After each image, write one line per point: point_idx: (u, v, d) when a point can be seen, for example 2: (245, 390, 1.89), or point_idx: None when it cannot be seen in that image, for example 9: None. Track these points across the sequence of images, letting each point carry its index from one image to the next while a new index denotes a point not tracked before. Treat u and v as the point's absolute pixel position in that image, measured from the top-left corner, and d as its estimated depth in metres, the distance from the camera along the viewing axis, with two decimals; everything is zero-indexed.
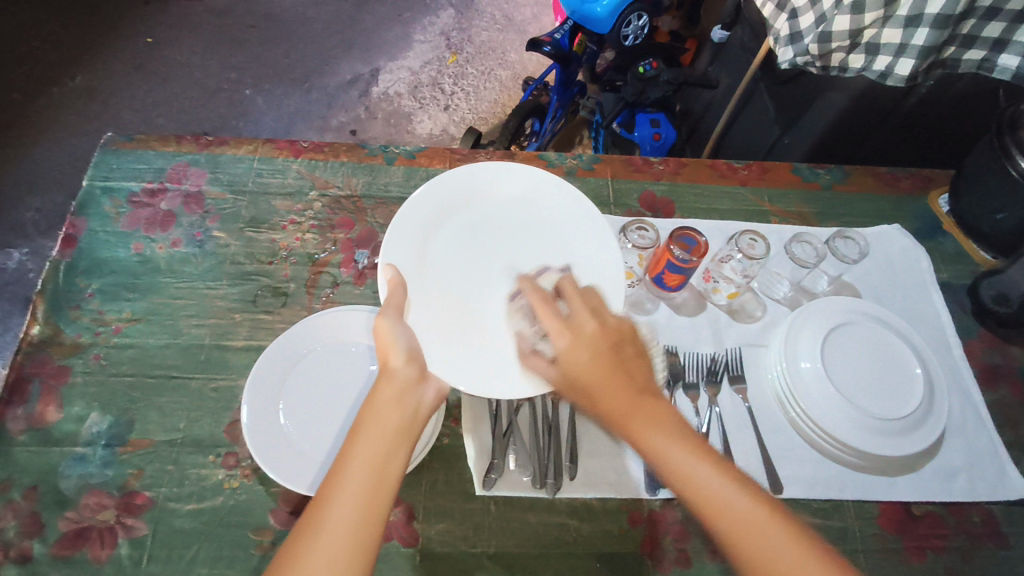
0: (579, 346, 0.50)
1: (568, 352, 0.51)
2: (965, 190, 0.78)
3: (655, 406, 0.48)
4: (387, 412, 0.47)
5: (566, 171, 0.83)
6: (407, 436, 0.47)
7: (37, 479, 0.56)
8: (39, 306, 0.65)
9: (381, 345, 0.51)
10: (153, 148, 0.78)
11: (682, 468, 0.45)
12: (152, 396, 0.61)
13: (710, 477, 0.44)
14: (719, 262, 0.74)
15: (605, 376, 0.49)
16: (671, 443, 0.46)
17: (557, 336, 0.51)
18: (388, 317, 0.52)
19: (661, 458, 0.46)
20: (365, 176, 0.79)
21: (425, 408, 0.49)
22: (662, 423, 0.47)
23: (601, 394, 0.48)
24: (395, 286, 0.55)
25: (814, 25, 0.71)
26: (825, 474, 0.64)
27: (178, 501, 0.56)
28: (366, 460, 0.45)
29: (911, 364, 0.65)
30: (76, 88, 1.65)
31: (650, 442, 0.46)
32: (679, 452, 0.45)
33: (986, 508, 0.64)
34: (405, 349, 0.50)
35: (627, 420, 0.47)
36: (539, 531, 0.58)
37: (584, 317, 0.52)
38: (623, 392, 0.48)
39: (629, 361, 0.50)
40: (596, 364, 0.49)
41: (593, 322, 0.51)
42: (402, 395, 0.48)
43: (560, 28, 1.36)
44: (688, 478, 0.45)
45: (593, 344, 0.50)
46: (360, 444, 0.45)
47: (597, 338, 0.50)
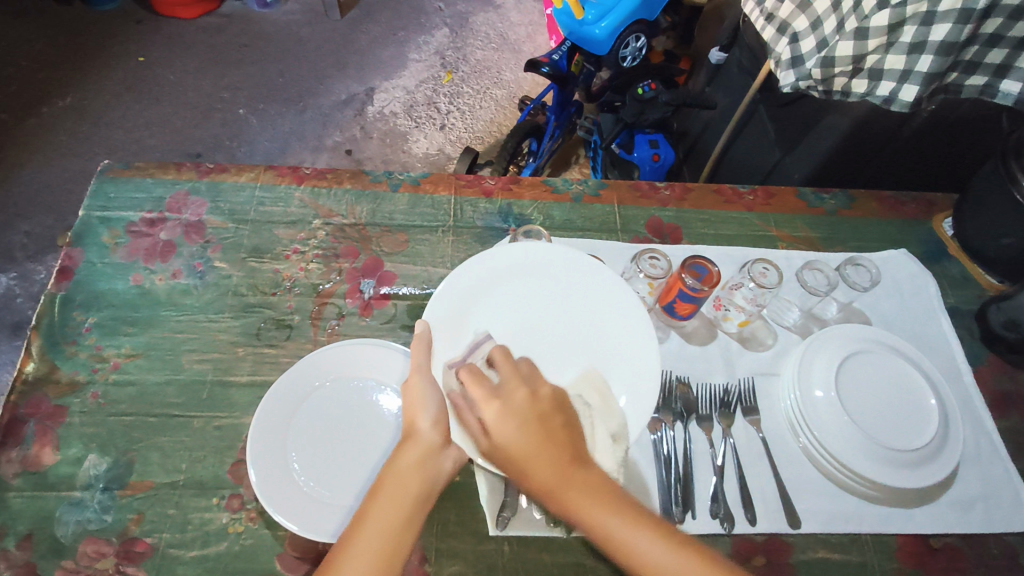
0: (507, 421, 0.49)
1: (500, 428, 0.49)
2: (969, 214, 0.78)
3: (591, 476, 0.48)
4: (407, 479, 0.49)
5: (573, 197, 0.82)
6: (424, 503, 0.49)
7: (33, 527, 0.54)
8: (34, 342, 0.63)
9: (411, 404, 0.52)
10: (151, 176, 0.77)
11: (620, 542, 0.46)
12: (153, 436, 0.59)
13: (653, 549, 0.46)
14: (731, 290, 0.73)
15: (542, 453, 0.48)
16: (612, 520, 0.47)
17: (486, 409, 0.49)
18: (418, 378, 0.53)
19: (593, 528, 0.47)
20: (370, 203, 0.78)
21: (443, 476, 0.51)
22: (605, 501, 0.47)
23: (535, 472, 0.48)
24: (420, 344, 0.55)
25: (815, 49, 0.72)
26: (843, 506, 0.62)
27: (180, 547, 0.54)
28: (380, 526, 0.47)
29: (926, 395, 0.64)
30: (66, 108, 1.62)
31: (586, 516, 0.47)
32: (623, 528, 0.46)
33: (1005, 539, 0.63)
34: (433, 412, 0.52)
35: (557, 491, 0.47)
36: (555, 572, 0.56)
37: (512, 387, 0.50)
38: (559, 462, 0.48)
39: (560, 432, 0.49)
40: (526, 440, 0.48)
41: (522, 393, 0.50)
42: (422, 462, 0.50)
43: (557, 49, 1.36)
44: (623, 546, 0.46)
45: (527, 417, 0.49)
46: (375, 509, 0.48)
47: (527, 411, 0.49)
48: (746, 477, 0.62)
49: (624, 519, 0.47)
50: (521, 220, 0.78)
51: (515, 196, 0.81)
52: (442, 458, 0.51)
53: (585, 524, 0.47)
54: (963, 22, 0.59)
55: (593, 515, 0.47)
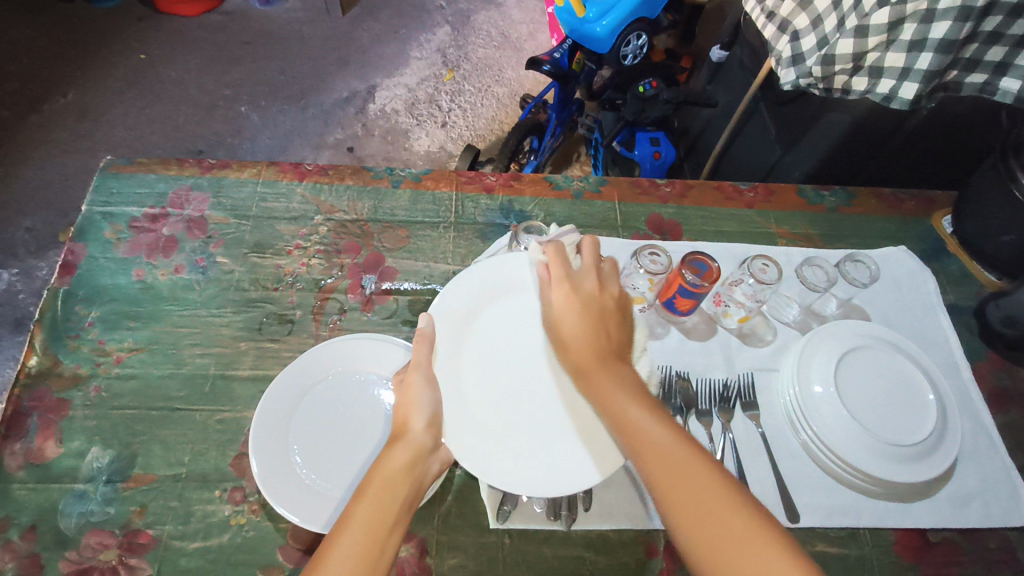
0: (572, 301, 0.57)
1: (562, 309, 0.57)
2: (969, 211, 0.78)
3: (625, 370, 0.54)
4: (397, 478, 0.51)
5: (573, 194, 0.82)
6: (411, 501, 0.51)
7: (36, 518, 0.54)
8: (37, 336, 0.63)
9: (407, 407, 0.54)
10: (153, 171, 0.77)
11: (634, 423, 0.50)
12: (156, 429, 0.59)
13: (657, 433, 0.49)
14: (731, 286, 0.73)
15: (590, 336, 0.56)
16: (631, 402, 0.51)
17: (557, 287, 0.58)
18: (418, 376, 0.55)
19: (611, 403, 0.52)
20: (371, 200, 0.78)
21: (429, 478, 0.54)
22: (631, 389, 0.52)
23: (585, 347, 0.55)
24: (422, 342, 0.56)
25: (815, 47, 0.72)
26: (841, 500, 0.63)
27: (183, 539, 0.54)
28: (367, 522, 0.48)
29: (924, 390, 0.64)
30: (67, 105, 1.63)
31: (609, 393, 0.52)
32: (641, 411, 0.51)
33: (1003, 533, 0.63)
34: (427, 414, 0.54)
35: (591, 372, 0.54)
36: (555, 565, 0.57)
37: (585, 276, 0.59)
38: (601, 350, 0.55)
39: (610, 323, 0.57)
40: (582, 320, 0.56)
41: (592, 282, 0.58)
42: (412, 463, 0.52)
43: (559, 47, 1.35)
44: (632, 425, 0.50)
45: (590, 303, 0.57)
46: (363, 506, 0.49)
47: (591, 298, 0.57)
48: (745, 472, 0.63)
49: (643, 407, 0.51)
50: (522, 216, 0.79)
51: (516, 193, 0.81)
52: (430, 460, 0.54)
53: (606, 401, 0.52)
54: (963, 20, 0.58)
55: (614, 395, 0.52)
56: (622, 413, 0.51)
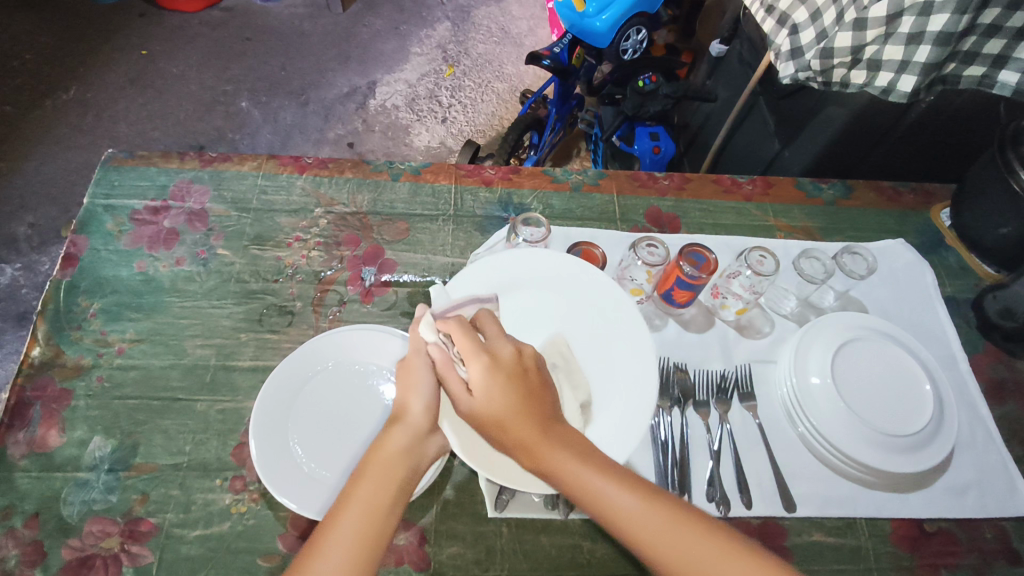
0: (496, 378, 0.49)
1: (486, 385, 0.49)
2: (968, 204, 0.78)
3: (572, 435, 0.50)
4: (394, 462, 0.51)
5: (572, 187, 0.82)
6: (408, 483, 0.51)
7: (39, 506, 0.54)
8: (40, 327, 0.64)
9: (406, 388, 0.54)
10: (155, 164, 0.77)
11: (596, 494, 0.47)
12: (157, 418, 0.60)
13: (630, 500, 0.47)
14: (729, 278, 0.73)
15: (528, 409, 0.49)
16: (598, 479, 0.47)
17: (473, 363, 0.50)
18: (419, 360, 0.54)
19: (574, 482, 0.48)
20: (371, 192, 0.78)
21: (426, 461, 0.52)
22: (583, 458, 0.48)
23: (515, 427, 0.48)
24: (417, 326, 0.56)
25: (814, 41, 0.72)
26: (838, 491, 0.63)
27: (185, 527, 0.55)
28: (364, 505, 0.48)
29: (921, 380, 0.64)
30: (70, 101, 1.63)
31: (569, 475, 0.48)
32: (598, 480, 0.47)
33: (999, 524, 0.64)
34: (427, 397, 0.53)
35: (540, 451, 0.48)
36: (553, 554, 0.57)
37: (499, 342, 0.51)
38: (542, 425, 0.49)
39: (540, 389, 0.51)
40: (510, 398, 0.49)
41: (508, 347, 0.51)
42: (409, 449, 0.52)
43: (559, 42, 1.36)
44: (602, 503, 0.47)
45: (512, 372, 0.50)
46: (361, 489, 0.49)
47: (512, 367, 0.50)
48: (742, 462, 0.63)
49: (600, 473, 0.48)
50: (521, 209, 0.79)
51: (515, 186, 0.81)
52: (427, 443, 0.53)
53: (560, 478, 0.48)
54: (961, 13, 0.59)
55: (572, 473, 0.48)
56: (592, 492, 0.47)
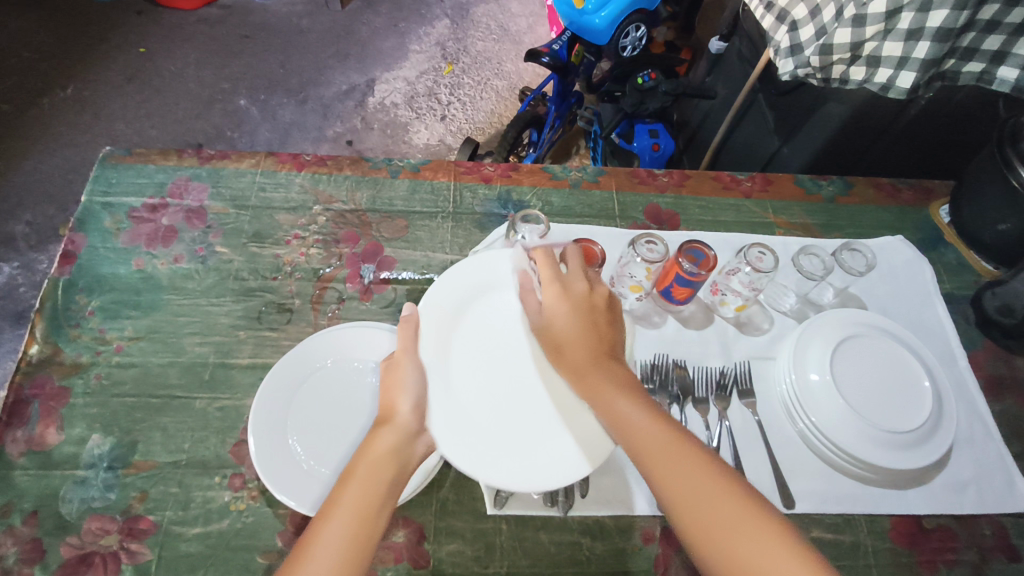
0: (563, 303, 0.57)
1: (555, 308, 0.57)
2: (967, 200, 0.78)
3: (618, 368, 0.55)
4: (382, 463, 0.52)
5: (571, 184, 0.82)
6: (397, 484, 0.51)
7: (38, 504, 0.54)
8: (38, 325, 0.64)
9: (393, 389, 0.55)
10: (153, 162, 0.77)
11: (620, 415, 0.51)
12: (156, 416, 0.60)
13: (646, 425, 0.51)
14: (728, 274, 0.72)
15: (583, 337, 0.56)
16: (630, 406, 0.52)
17: (549, 289, 0.58)
18: (405, 362, 0.55)
19: (608, 405, 0.52)
20: (369, 189, 0.78)
21: (414, 462, 0.53)
22: (620, 385, 0.53)
23: (572, 350, 0.56)
24: (407, 327, 0.58)
25: (814, 37, 0.72)
26: (837, 488, 0.63)
27: (184, 524, 0.55)
28: (353, 505, 0.49)
29: (920, 377, 0.64)
30: (67, 99, 1.63)
31: (605, 398, 0.53)
32: (626, 405, 0.52)
33: (997, 520, 0.64)
34: (414, 398, 0.54)
35: (586, 372, 0.54)
36: (552, 551, 0.57)
37: (576, 277, 0.58)
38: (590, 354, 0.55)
39: (603, 324, 0.57)
40: (573, 324, 0.56)
41: (583, 283, 0.58)
42: (396, 449, 0.53)
43: (557, 39, 1.36)
44: (625, 424, 0.51)
45: (579, 304, 0.57)
46: (349, 491, 0.50)
47: (581, 299, 0.57)
48: (741, 459, 0.63)
49: (631, 400, 0.52)
50: (519, 206, 0.79)
51: (514, 183, 0.81)
52: (415, 443, 0.53)
53: (597, 396, 0.53)
54: (960, 9, 0.59)
55: (607, 398, 0.52)
56: (619, 415, 0.51)
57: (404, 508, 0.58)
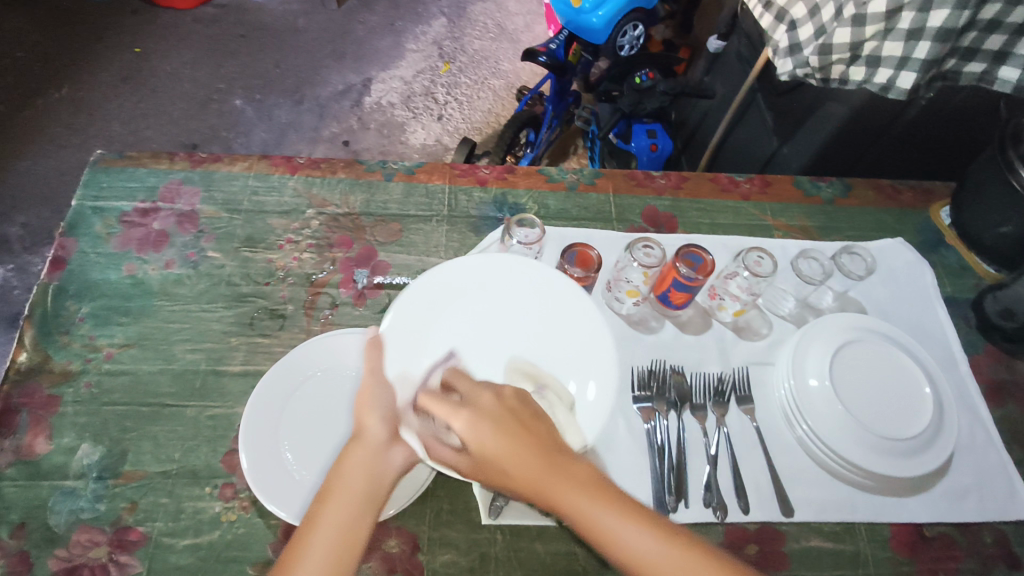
0: (482, 426, 0.46)
1: (475, 433, 0.45)
2: (968, 202, 0.77)
3: (574, 465, 0.46)
4: (354, 481, 0.48)
5: (568, 186, 0.81)
6: (371, 504, 0.47)
7: (26, 516, 0.54)
8: (27, 332, 0.63)
9: (363, 405, 0.51)
10: (144, 165, 0.76)
11: (610, 534, 0.43)
12: (146, 425, 0.59)
13: (646, 540, 0.43)
14: (726, 279, 0.72)
15: (523, 446, 0.45)
16: (620, 521, 0.44)
17: (455, 420, 0.46)
18: (374, 382, 0.52)
19: (582, 521, 0.44)
20: (363, 192, 0.77)
21: (391, 475, 0.49)
22: (595, 494, 0.44)
23: (515, 469, 0.45)
24: (374, 349, 0.54)
25: (814, 36, 0.71)
26: (836, 496, 0.62)
27: (174, 536, 0.54)
28: (325, 543, 0.45)
29: (921, 384, 0.63)
30: (61, 99, 1.62)
31: (579, 512, 0.44)
32: (615, 520, 0.44)
33: (999, 528, 0.63)
34: (384, 412, 0.51)
35: (543, 487, 0.44)
36: (548, 561, 0.56)
37: (478, 391, 0.48)
38: (542, 458, 0.45)
39: (532, 425, 0.47)
40: (503, 441, 0.45)
41: (489, 394, 0.48)
42: (369, 463, 0.48)
43: (554, 39, 1.35)
44: (611, 542, 0.43)
45: (498, 416, 0.46)
46: (322, 517, 0.46)
47: (497, 412, 0.47)
48: (739, 466, 0.62)
49: (619, 512, 0.44)
50: (515, 209, 0.78)
51: (510, 185, 0.80)
52: (388, 454, 0.49)
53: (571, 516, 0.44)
54: (961, 8, 0.58)
55: (587, 511, 0.44)
56: (602, 532, 0.43)
57: (398, 517, 0.57)
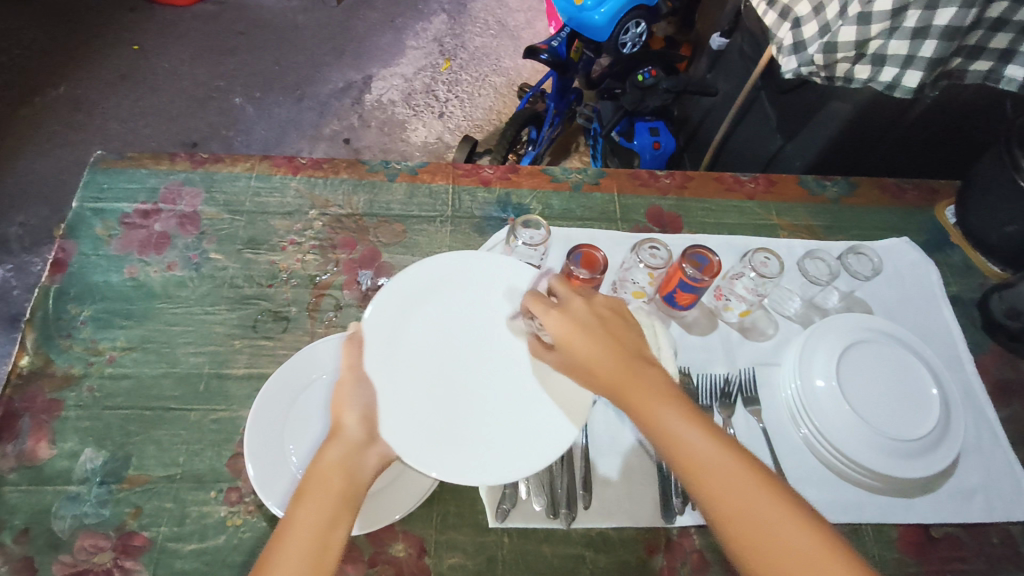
0: (571, 326, 0.51)
1: (566, 334, 0.51)
2: (973, 201, 0.77)
3: (653, 377, 0.50)
4: (330, 478, 0.47)
5: (572, 186, 0.81)
6: (349, 503, 0.47)
7: (29, 521, 0.53)
8: (29, 336, 0.62)
9: (338, 403, 0.50)
10: (145, 166, 0.76)
11: (668, 430, 0.48)
12: (150, 429, 0.58)
13: (699, 443, 0.47)
14: (732, 279, 0.72)
15: (605, 350, 0.50)
16: (680, 421, 0.48)
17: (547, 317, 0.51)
18: (351, 380, 0.51)
19: (645, 415, 0.48)
20: (366, 193, 0.77)
21: (367, 474, 0.48)
22: (662, 398, 0.49)
23: (597, 366, 0.50)
24: (352, 346, 0.52)
25: (817, 35, 0.69)
26: (844, 497, 0.62)
27: (179, 541, 0.54)
28: (301, 538, 0.45)
29: (927, 384, 0.63)
30: (60, 98, 1.61)
31: (647, 412, 0.48)
32: (677, 420, 0.48)
33: (1005, 528, 0.63)
34: (359, 410, 0.49)
35: (617, 383, 0.49)
36: (555, 564, 0.56)
37: (571, 298, 0.53)
38: (625, 364, 0.50)
39: (619, 333, 0.51)
40: (590, 341, 0.50)
41: (581, 302, 0.52)
42: (345, 460, 0.48)
43: (556, 36, 1.34)
44: (673, 439, 0.47)
45: (586, 322, 0.51)
46: (301, 513, 0.46)
47: (588, 318, 0.51)
48: None
49: (681, 414, 0.48)
50: (519, 210, 0.78)
51: (513, 185, 0.80)
52: (365, 454, 0.48)
53: (638, 408, 0.49)
54: (968, 7, 0.58)
55: (651, 409, 0.48)
56: (665, 430, 0.48)
57: (403, 521, 0.57)
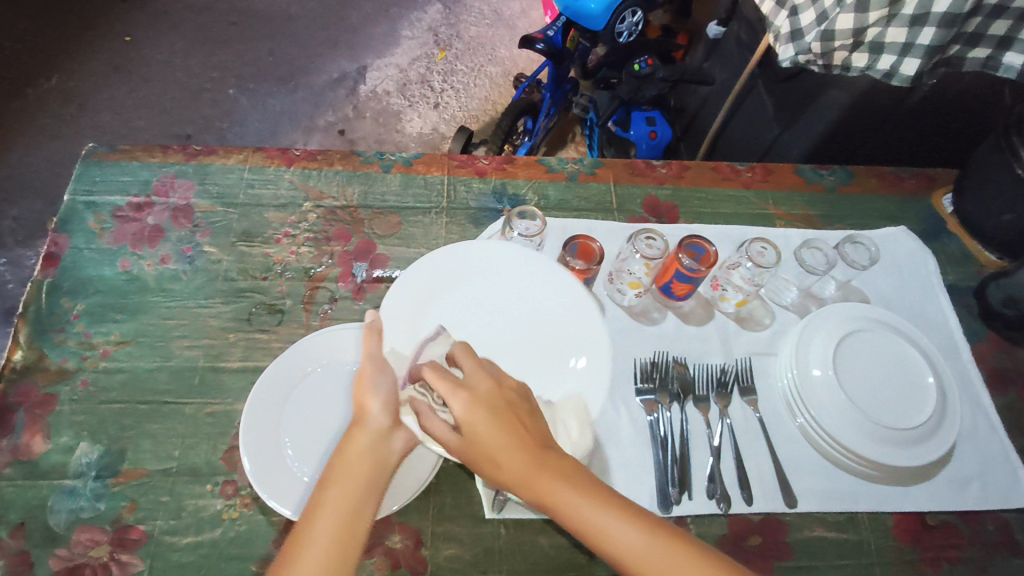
0: (476, 409, 0.45)
1: (468, 419, 0.45)
2: (970, 189, 0.77)
3: (564, 461, 0.46)
4: (356, 464, 0.47)
5: (568, 176, 0.80)
6: (375, 487, 0.47)
7: (24, 516, 0.53)
8: (22, 330, 0.62)
9: (361, 388, 0.51)
10: (138, 158, 0.75)
11: (599, 530, 0.43)
12: (144, 423, 0.58)
13: (636, 540, 0.43)
14: (729, 269, 0.71)
15: (516, 436, 0.45)
16: (609, 517, 0.44)
17: (453, 400, 0.46)
18: (369, 365, 0.52)
19: (572, 517, 0.44)
20: (361, 184, 0.76)
21: (394, 458, 0.49)
22: (587, 491, 0.44)
23: (507, 459, 0.45)
24: (371, 335, 0.54)
25: (814, 23, 0.68)
26: (840, 485, 0.62)
27: (175, 534, 0.54)
28: (331, 524, 0.44)
29: (923, 372, 0.63)
30: (52, 89, 1.59)
31: (570, 510, 0.44)
32: (602, 516, 0.44)
33: (1000, 515, 0.63)
34: (382, 395, 0.50)
35: (532, 480, 0.45)
36: (551, 554, 0.56)
37: (475, 375, 0.48)
38: (538, 459, 0.45)
39: (524, 417, 0.47)
40: (495, 427, 0.45)
41: (487, 380, 0.47)
42: (371, 447, 0.48)
43: (552, 26, 1.35)
44: (606, 538, 0.43)
45: (495, 402, 0.46)
46: (326, 503, 0.45)
47: (492, 397, 0.46)
48: (742, 457, 0.62)
49: (610, 510, 0.44)
50: (515, 201, 0.77)
51: (509, 176, 0.79)
52: (391, 440, 0.49)
53: (558, 507, 0.44)
54: None
55: (573, 507, 0.44)
56: (595, 531, 0.43)
57: (401, 513, 0.57)
